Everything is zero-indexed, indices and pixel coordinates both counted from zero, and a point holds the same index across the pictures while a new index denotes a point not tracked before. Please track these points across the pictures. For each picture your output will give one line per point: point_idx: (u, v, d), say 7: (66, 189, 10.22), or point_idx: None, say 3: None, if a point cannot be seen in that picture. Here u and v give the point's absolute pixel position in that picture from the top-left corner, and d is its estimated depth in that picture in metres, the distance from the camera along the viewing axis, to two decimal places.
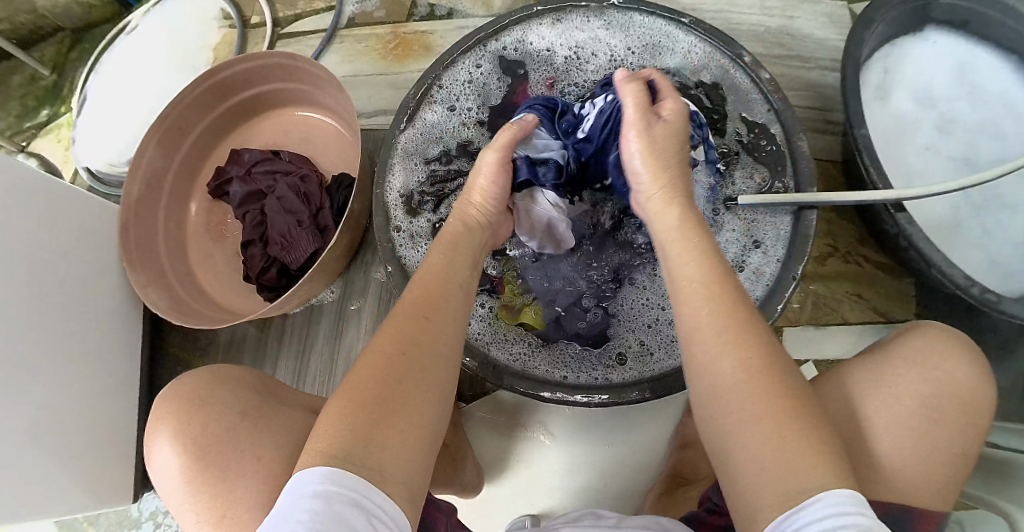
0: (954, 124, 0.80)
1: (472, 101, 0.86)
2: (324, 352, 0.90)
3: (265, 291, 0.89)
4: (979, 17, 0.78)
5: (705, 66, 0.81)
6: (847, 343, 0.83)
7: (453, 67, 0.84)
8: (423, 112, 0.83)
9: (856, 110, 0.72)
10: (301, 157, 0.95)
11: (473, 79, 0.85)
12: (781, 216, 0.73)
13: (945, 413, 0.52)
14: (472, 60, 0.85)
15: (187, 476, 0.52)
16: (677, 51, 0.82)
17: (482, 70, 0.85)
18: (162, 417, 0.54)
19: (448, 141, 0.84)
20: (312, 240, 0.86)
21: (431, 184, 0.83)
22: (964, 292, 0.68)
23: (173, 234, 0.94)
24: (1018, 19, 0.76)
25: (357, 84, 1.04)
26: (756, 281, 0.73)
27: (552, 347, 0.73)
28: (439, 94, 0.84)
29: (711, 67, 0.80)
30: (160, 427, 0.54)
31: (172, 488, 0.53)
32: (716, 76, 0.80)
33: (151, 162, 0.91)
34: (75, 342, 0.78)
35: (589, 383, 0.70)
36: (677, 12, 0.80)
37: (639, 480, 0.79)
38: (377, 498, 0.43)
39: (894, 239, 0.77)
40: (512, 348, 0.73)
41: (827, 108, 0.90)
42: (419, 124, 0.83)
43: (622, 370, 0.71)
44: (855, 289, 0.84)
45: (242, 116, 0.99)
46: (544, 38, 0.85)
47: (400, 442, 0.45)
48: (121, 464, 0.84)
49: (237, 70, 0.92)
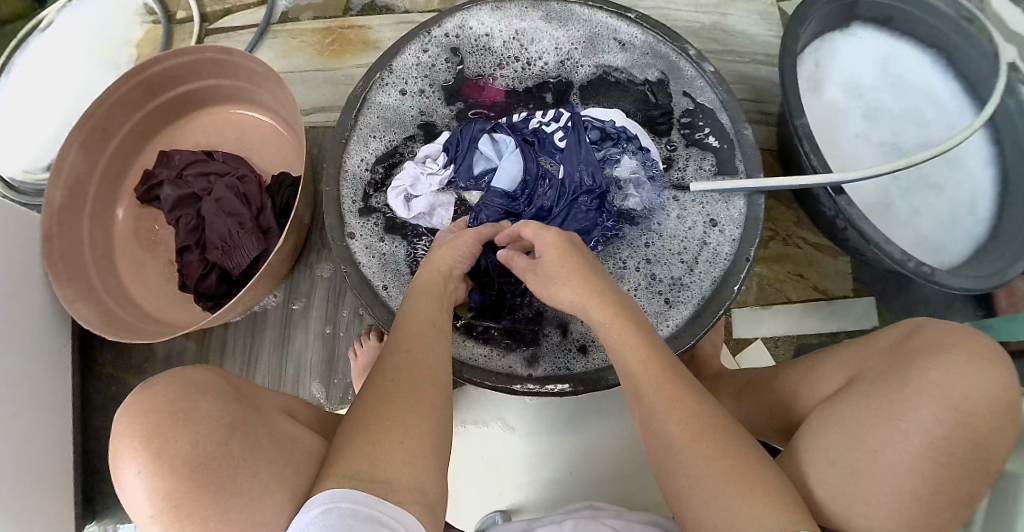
0: (880, 113, 0.85)
1: (424, 86, 0.84)
2: (272, 360, 0.86)
3: (203, 300, 0.85)
4: (902, 13, 0.85)
5: (648, 57, 0.82)
6: (791, 321, 0.87)
7: (399, 55, 0.83)
8: (375, 100, 0.82)
9: (793, 98, 0.77)
10: (236, 157, 0.91)
11: (422, 64, 0.84)
12: (732, 202, 0.76)
13: None
14: (419, 47, 0.84)
15: (170, 501, 0.40)
16: (621, 40, 0.83)
17: (431, 60, 0.85)
18: (137, 420, 0.42)
19: (392, 124, 0.82)
20: (255, 243, 0.82)
21: (381, 165, 0.81)
22: (901, 266, 0.73)
23: (99, 244, 0.87)
24: (934, 15, 0.82)
25: (294, 80, 1.00)
26: (711, 263, 0.75)
27: (516, 341, 0.73)
28: (389, 79, 0.83)
29: (655, 61, 0.82)
30: (133, 434, 0.42)
31: (146, 516, 0.41)
32: (662, 72, 0.82)
33: (74, 167, 0.84)
34: None
35: (553, 375, 0.71)
36: (622, 6, 0.82)
37: (604, 465, 0.81)
38: (389, 513, 0.42)
39: (832, 220, 0.81)
40: (474, 346, 0.72)
41: (763, 100, 0.94)
42: (374, 111, 0.82)
43: (584, 359, 0.72)
44: (796, 270, 0.89)
45: (172, 116, 0.94)
46: (483, 24, 0.85)
47: (397, 453, 0.46)
48: (57, 494, 0.78)
49: (167, 67, 0.87)
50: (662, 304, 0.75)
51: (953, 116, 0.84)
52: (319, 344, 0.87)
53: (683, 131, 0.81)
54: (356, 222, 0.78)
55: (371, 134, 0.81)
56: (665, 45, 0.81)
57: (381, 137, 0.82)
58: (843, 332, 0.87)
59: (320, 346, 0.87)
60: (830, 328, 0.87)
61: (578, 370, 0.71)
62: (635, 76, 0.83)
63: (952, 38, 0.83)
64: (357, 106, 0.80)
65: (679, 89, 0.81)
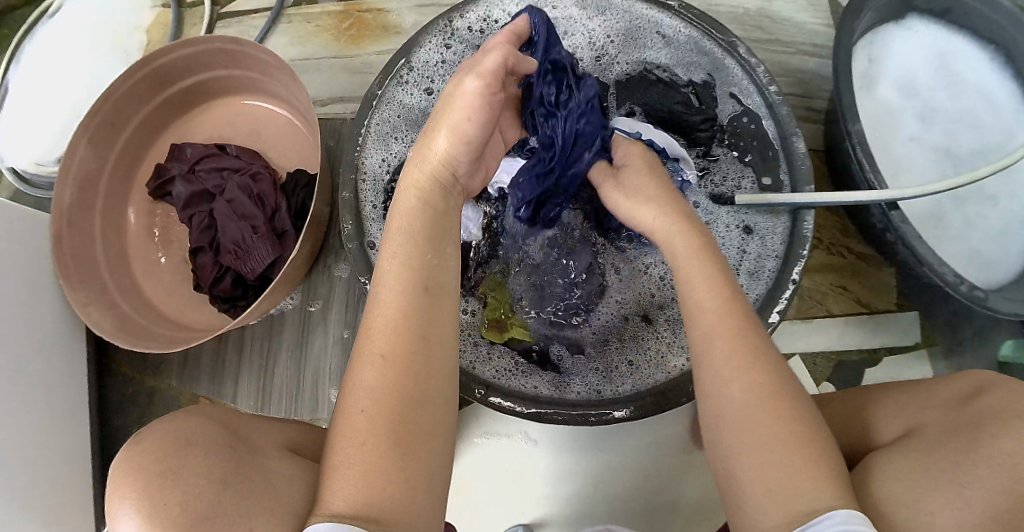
0: (935, 114, 0.80)
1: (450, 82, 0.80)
2: (289, 365, 0.84)
3: (219, 302, 0.83)
4: (961, 6, 0.78)
5: (692, 58, 0.77)
6: (830, 337, 0.82)
7: (419, 50, 0.78)
8: (395, 97, 0.78)
9: (849, 102, 0.71)
10: (250, 151, 0.87)
11: (445, 59, 0.79)
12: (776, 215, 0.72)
13: None
14: (441, 41, 0.79)
15: None
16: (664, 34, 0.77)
17: (456, 56, 0.80)
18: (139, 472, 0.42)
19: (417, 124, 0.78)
20: (269, 247, 0.80)
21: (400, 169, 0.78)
22: (954, 289, 0.68)
23: (112, 243, 0.85)
24: (996, 10, 0.76)
25: (308, 68, 0.95)
26: (754, 282, 0.70)
27: (543, 362, 0.69)
28: (409, 75, 0.78)
29: (700, 61, 0.77)
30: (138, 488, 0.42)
31: None
32: (707, 74, 0.77)
33: (83, 164, 0.82)
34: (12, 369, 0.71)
35: (583, 397, 0.66)
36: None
37: (631, 482, 0.79)
38: None
39: (880, 231, 0.76)
40: (499, 367, 0.68)
41: (809, 95, 0.88)
42: (396, 110, 0.78)
43: (616, 381, 0.68)
44: (839, 282, 0.84)
45: (181, 107, 0.90)
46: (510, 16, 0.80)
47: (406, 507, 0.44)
48: (78, 495, 0.79)
49: (175, 58, 0.83)
50: None
51: (1011, 120, 0.79)
52: (339, 350, 0.84)
53: (724, 142, 0.76)
54: (375, 228, 0.74)
55: (393, 137, 0.77)
56: (711, 44, 0.75)
57: (403, 141, 0.78)
58: (884, 348, 0.82)
59: (339, 352, 0.84)
60: (872, 343, 0.82)
61: (609, 393, 0.66)
62: (679, 76, 0.78)
63: (1015, 35, 0.77)
64: (378, 107, 0.76)
65: (727, 96, 0.76)
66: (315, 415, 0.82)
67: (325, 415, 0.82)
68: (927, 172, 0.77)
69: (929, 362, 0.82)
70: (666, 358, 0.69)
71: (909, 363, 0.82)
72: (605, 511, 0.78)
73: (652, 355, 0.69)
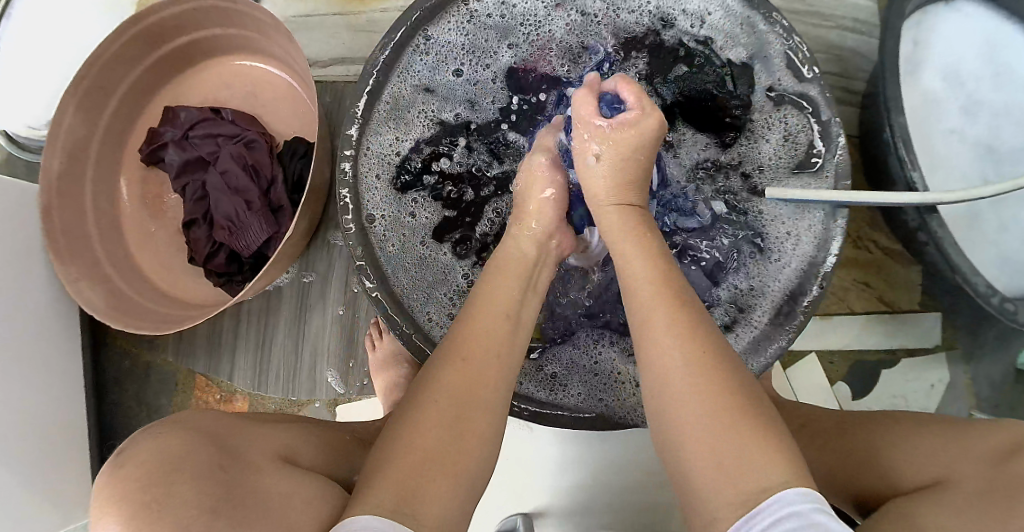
0: (980, 106, 0.75)
1: (465, 59, 0.76)
2: (287, 343, 0.81)
3: (213, 276, 0.80)
4: None
5: (735, 36, 0.72)
6: (847, 335, 0.80)
7: (435, 21, 0.73)
8: (404, 70, 0.72)
9: (895, 94, 0.69)
10: (247, 116, 0.82)
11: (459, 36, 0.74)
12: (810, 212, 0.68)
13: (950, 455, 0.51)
14: (453, 17, 0.74)
15: None
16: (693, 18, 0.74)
17: (483, 26, 0.75)
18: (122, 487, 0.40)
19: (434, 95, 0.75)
20: (264, 225, 0.76)
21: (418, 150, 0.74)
22: (984, 300, 0.67)
23: (104, 213, 0.82)
24: None
25: (307, 27, 0.88)
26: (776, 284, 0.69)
27: (553, 365, 0.68)
28: (420, 44, 0.73)
29: (742, 38, 0.72)
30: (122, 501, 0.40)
31: None
32: (748, 59, 0.72)
33: (72, 130, 0.78)
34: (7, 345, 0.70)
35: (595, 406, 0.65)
36: None
37: (636, 474, 0.79)
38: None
39: (912, 230, 0.73)
40: None
41: (848, 75, 0.81)
42: (403, 81, 0.73)
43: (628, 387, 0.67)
44: (863, 278, 0.81)
45: (175, 69, 0.86)
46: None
47: None
48: (77, 469, 0.79)
49: (166, 15, 0.78)
50: (740, 306, 0.70)
51: None
52: (339, 330, 0.81)
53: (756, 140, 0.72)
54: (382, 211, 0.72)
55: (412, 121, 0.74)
56: (758, 27, 0.69)
57: (418, 121, 0.75)
58: (902, 350, 0.80)
59: (338, 332, 0.81)
60: (891, 344, 0.80)
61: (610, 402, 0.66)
62: (717, 53, 0.73)
63: None
64: (401, 87, 0.72)
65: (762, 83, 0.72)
66: (312, 395, 0.80)
67: (324, 396, 0.80)
68: (966, 169, 0.74)
69: (946, 365, 0.80)
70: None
71: (925, 367, 0.80)
72: (606, 505, 0.79)
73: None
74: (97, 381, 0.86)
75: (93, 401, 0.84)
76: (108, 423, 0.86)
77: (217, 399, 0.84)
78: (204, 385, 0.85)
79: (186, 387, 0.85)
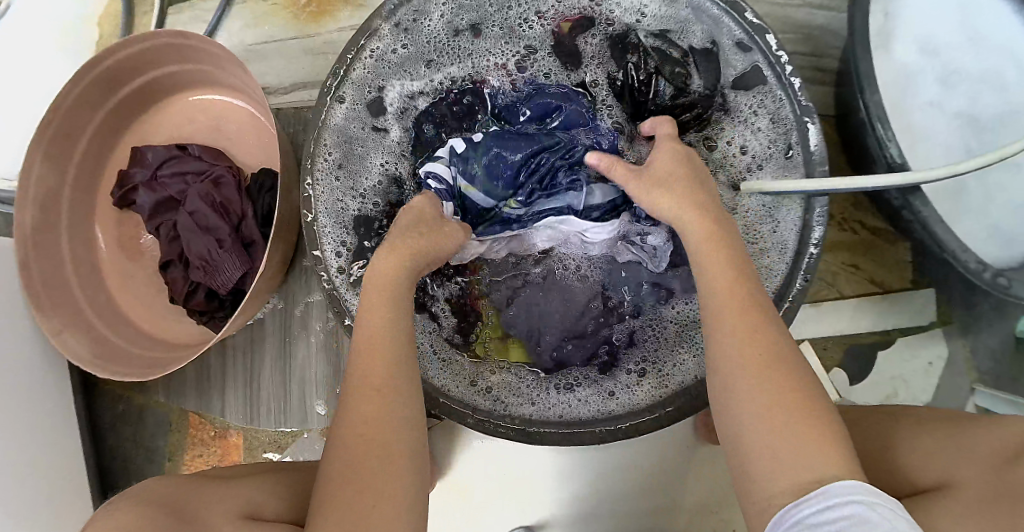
0: (957, 75, 0.73)
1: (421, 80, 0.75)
2: (274, 376, 0.81)
3: (195, 315, 0.80)
4: None
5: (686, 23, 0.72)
6: (840, 321, 0.78)
7: (375, 54, 0.72)
8: (348, 112, 0.72)
9: (867, 72, 0.67)
10: (213, 150, 0.82)
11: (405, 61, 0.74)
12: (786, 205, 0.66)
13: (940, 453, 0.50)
14: (395, 41, 0.73)
15: None
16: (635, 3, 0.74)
17: (434, 46, 0.75)
18: None
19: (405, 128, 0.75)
20: (238, 261, 0.76)
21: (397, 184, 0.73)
22: (976, 277, 0.67)
23: (84, 260, 0.83)
24: None
25: (266, 54, 0.86)
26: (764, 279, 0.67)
27: (533, 382, 0.68)
28: (366, 81, 0.72)
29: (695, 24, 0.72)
30: None
31: None
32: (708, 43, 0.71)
33: (41, 182, 0.78)
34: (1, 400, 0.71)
35: (593, 416, 0.64)
36: None
37: (633, 480, 0.78)
38: None
39: (896, 209, 0.72)
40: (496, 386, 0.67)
41: (819, 53, 0.80)
42: (355, 122, 0.73)
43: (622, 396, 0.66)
44: (851, 260, 0.79)
45: (139, 108, 0.85)
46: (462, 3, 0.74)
47: None
48: (80, 515, 0.80)
49: (122, 57, 0.78)
50: None
51: None
52: (324, 359, 0.80)
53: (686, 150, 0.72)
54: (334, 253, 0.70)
55: (359, 175, 0.73)
56: (716, 14, 0.69)
57: (384, 149, 0.74)
58: (897, 330, 0.78)
59: (324, 360, 0.80)
60: (885, 325, 0.78)
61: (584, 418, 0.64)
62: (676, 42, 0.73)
63: None
64: (343, 126, 0.72)
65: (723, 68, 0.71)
66: (304, 425, 0.80)
67: (316, 426, 0.80)
68: (947, 142, 0.72)
69: (944, 341, 0.78)
70: (662, 388, 0.66)
71: (921, 345, 0.78)
72: (607, 509, 0.79)
73: (647, 379, 0.66)
74: (94, 427, 0.87)
75: (91, 446, 0.85)
76: (109, 465, 0.87)
77: (211, 435, 0.85)
78: (199, 423, 0.86)
79: (180, 426, 0.86)
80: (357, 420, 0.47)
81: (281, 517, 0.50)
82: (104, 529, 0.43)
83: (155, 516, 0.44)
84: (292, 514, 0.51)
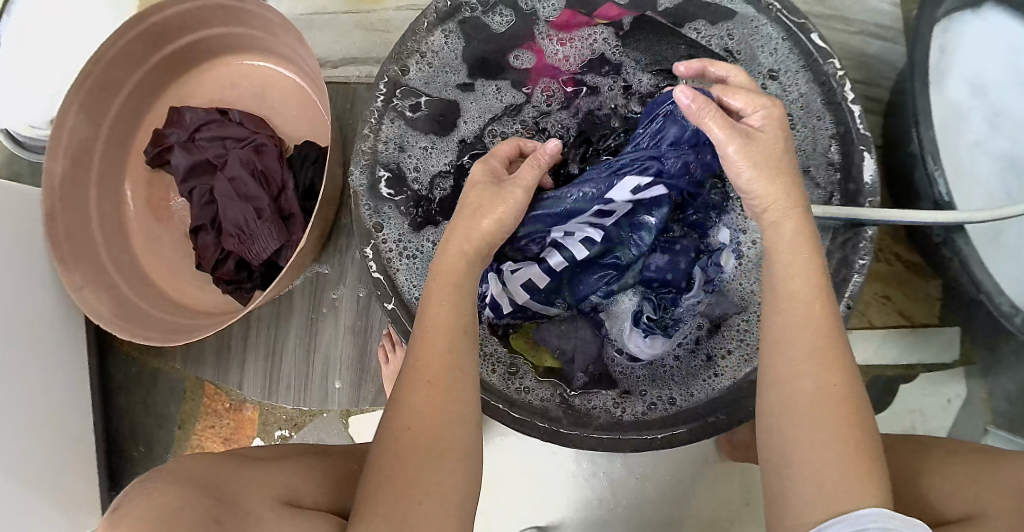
0: (1005, 119, 0.74)
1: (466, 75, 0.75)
2: (298, 352, 0.79)
3: (221, 284, 0.78)
4: None
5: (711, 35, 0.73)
6: (867, 350, 0.80)
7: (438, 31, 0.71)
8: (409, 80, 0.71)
9: (925, 107, 0.67)
10: (255, 118, 0.80)
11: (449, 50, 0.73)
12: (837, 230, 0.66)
13: (974, 490, 0.51)
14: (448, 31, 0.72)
15: None
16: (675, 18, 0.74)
17: (483, 39, 0.75)
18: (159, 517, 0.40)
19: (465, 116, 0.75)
20: (275, 233, 0.74)
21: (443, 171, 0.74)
22: (1006, 320, 0.67)
23: (109, 218, 0.80)
24: None
25: (318, 25, 0.85)
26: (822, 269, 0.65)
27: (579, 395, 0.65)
28: (427, 55, 0.71)
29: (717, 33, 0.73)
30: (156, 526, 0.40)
31: None
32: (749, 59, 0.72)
33: (75, 134, 0.76)
34: (19, 353, 0.69)
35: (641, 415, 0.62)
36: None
37: (652, 490, 0.79)
38: None
39: (935, 244, 0.73)
40: (546, 398, 0.65)
41: (870, 81, 0.81)
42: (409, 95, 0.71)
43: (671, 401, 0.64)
44: (883, 291, 0.80)
45: (180, 68, 0.83)
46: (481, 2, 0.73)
47: None
48: (82, 476, 0.78)
49: (173, 13, 0.76)
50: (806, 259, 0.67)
51: None
52: (350, 339, 0.79)
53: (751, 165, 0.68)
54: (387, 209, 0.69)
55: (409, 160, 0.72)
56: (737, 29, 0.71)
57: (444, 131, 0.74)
58: (921, 364, 0.80)
59: (350, 341, 0.79)
60: (909, 358, 0.79)
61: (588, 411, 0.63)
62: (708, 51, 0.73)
63: None
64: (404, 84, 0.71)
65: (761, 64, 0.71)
66: (323, 405, 0.78)
67: (336, 406, 0.78)
68: (989, 184, 0.73)
69: (963, 380, 0.79)
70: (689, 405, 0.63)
71: (943, 381, 0.80)
72: (622, 517, 0.79)
73: (666, 409, 0.64)
74: (105, 387, 0.85)
75: (100, 408, 0.84)
76: (116, 427, 0.85)
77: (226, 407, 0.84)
78: (214, 394, 0.84)
79: (195, 394, 0.85)
80: (409, 410, 0.46)
81: (317, 505, 0.50)
82: (150, 497, 0.42)
83: (191, 499, 0.43)
84: (327, 502, 0.51)
